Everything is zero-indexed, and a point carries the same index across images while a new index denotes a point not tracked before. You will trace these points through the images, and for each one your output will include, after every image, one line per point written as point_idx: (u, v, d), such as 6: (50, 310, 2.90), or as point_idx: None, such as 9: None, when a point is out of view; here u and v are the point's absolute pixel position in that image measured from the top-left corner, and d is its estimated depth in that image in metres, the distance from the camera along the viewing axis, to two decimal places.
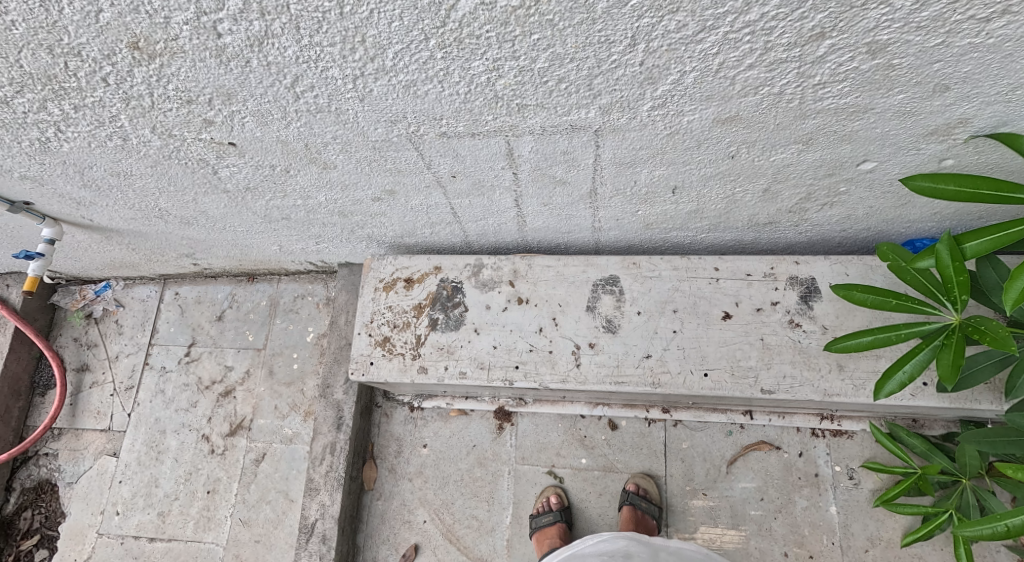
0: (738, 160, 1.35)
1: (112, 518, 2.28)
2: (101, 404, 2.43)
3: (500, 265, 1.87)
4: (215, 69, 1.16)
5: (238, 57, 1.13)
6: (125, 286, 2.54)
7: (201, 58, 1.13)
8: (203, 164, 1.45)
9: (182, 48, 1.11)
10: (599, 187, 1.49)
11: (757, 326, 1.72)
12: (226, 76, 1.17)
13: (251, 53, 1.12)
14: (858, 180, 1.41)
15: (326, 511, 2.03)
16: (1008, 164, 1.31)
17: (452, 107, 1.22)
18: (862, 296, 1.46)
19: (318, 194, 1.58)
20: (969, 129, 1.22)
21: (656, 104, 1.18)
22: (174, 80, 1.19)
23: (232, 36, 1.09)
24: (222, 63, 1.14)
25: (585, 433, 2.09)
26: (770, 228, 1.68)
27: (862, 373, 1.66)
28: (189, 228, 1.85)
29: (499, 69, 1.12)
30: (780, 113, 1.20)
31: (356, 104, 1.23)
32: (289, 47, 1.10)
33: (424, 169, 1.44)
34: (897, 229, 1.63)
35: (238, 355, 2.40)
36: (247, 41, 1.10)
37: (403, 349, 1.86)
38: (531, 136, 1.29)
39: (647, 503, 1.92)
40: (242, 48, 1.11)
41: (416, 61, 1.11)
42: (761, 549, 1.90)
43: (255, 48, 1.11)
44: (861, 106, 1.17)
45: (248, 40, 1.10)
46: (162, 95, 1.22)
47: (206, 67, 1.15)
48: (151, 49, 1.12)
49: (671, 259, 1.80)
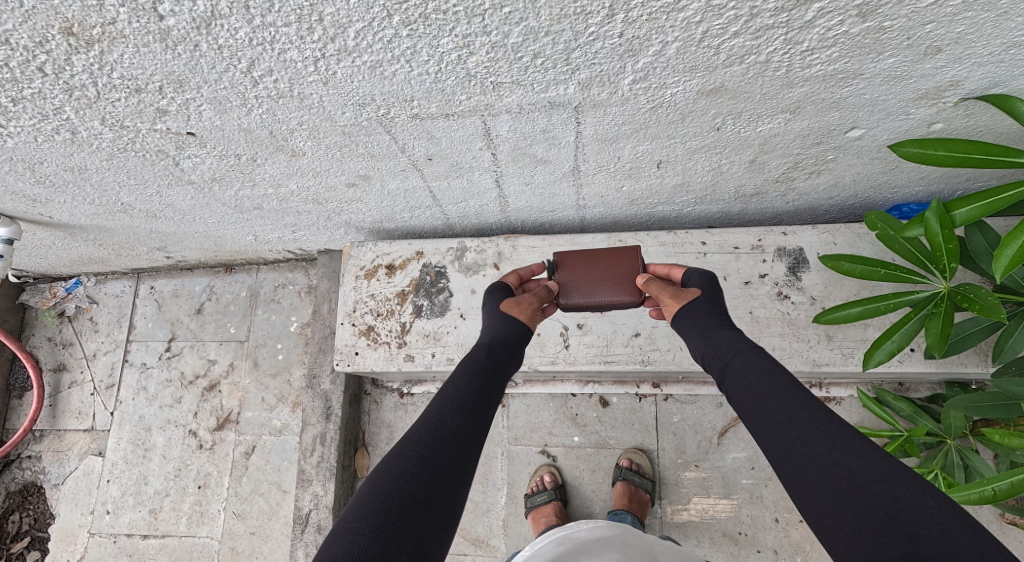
0: (724, 131, 1.31)
1: (102, 517, 2.25)
2: (82, 403, 2.37)
3: (483, 247, 1.82)
4: (161, 54, 1.09)
5: (185, 40, 1.06)
6: (97, 282, 2.46)
7: (144, 43, 1.06)
8: (162, 155, 1.38)
9: (122, 32, 1.04)
10: (581, 164, 1.44)
11: (745, 300, 1.69)
12: (175, 62, 1.10)
13: (199, 35, 1.05)
14: (846, 147, 1.37)
15: (320, 501, 2.01)
16: (997, 126, 1.28)
17: (422, 87, 1.16)
18: (851, 266, 1.43)
19: (290, 182, 1.52)
20: (960, 92, 1.18)
21: (638, 77, 1.13)
22: (119, 67, 1.11)
23: (175, 17, 1.02)
24: (169, 47, 1.07)
25: (576, 411, 2.07)
26: (757, 199, 1.64)
27: (851, 342, 1.64)
28: (156, 222, 1.78)
29: (470, 46, 1.06)
30: (768, 82, 1.15)
31: (319, 87, 1.16)
32: (240, 28, 1.04)
33: (398, 153, 1.38)
34: (885, 194, 1.60)
35: (220, 348, 2.35)
36: (193, 23, 1.03)
37: (388, 337, 1.82)
38: (508, 115, 1.24)
39: (640, 477, 1.91)
40: (188, 30, 1.04)
41: (381, 40, 1.05)
42: (753, 517, 1.90)
43: (202, 30, 1.04)
44: (850, 72, 1.13)
45: (194, 22, 1.03)
46: (107, 85, 1.15)
47: (151, 53, 1.08)
48: (87, 34, 1.05)
49: (657, 234, 1.76)
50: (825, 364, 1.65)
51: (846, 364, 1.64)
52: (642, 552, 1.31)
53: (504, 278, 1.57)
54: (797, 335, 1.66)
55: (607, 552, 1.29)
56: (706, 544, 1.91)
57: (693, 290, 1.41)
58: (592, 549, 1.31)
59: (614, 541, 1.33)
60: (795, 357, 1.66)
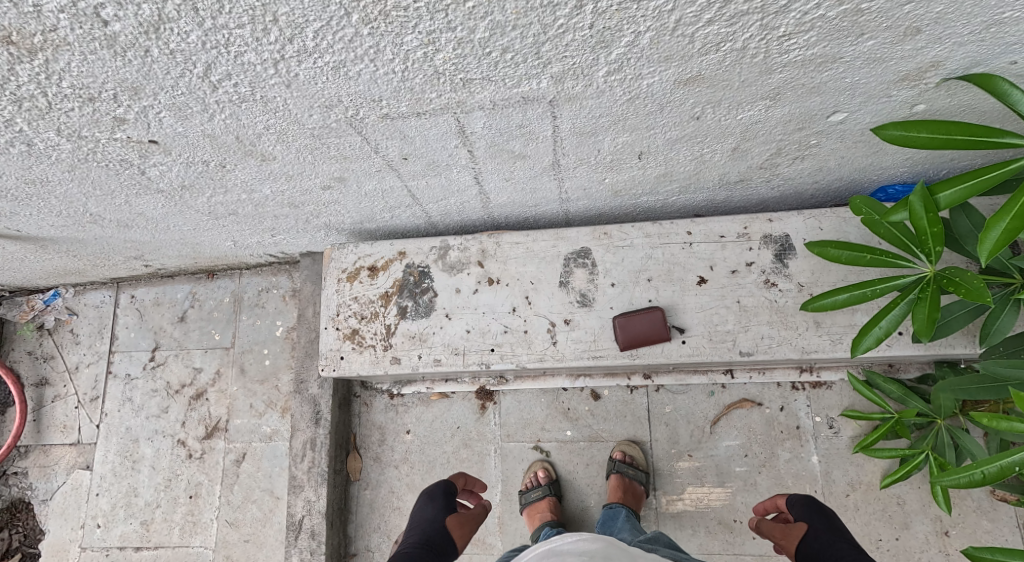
0: (704, 121, 1.28)
1: (94, 531, 2.22)
2: (67, 417, 2.33)
3: (467, 245, 1.79)
4: (110, 61, 1.05)
5: (135, 46, 1.03)
6: (75, 293, 2.41)
7: (91, 50, 1.03)
8: (126, 164, 1.35)
9: (64, 40, 1.01)
10: (561, 158, 1.41)
11: (732, 289, 1.67)
12: (126, 69, 1.08)
13: (149, 40, 1.02)
14: (830, 131, 1.35)
15: (312, 507, 1.98)
16: (981, 105, 1.26)
17: (390, 86, 1.13)
18: (837, 252, 1.41)
19: (263, 186, 1.49)
20: (941, 72, 1.16)
21: (612, 69, 1.10)
22: (69, 76, 1.08)
23: (121, 22, 0.99)
24: (118, 54, 1.04)
25: (568, 406, 2.04)
26: (741, 186, 1.62)
27: (839, 328, 1.63)
28: (129, 231, 1.74)
29: (435, 42, 1.03)
30: (745, 69, 1.12)
31: (282, 90, 1.14)
32: (191, 31, 1.00)
33: (372, 153, 1.35)
34: (871, 177, 1.58)
35: (206, 355, 2.31)
36: (141, 28, 1.00)
37: (373, 340, 1.79)
38: (481, 111, 1.21)
39: (635, 469, 1.90)
40: (136, 35, 1.01)
41: (341, 39, 1.02)
42: (748, 504, 1.89)
43: (151, 34, 1.01)
44: (829, 56, 1.10)
45: (141, 26, 1.00)
46: (58, 94, 1.12)
47: (99, 60, 1.05)
48: (29, 43, 1.01)
49: (642, 225, 1.73)
50: (814, 350, 1.63)
51: (834, 350, 1.62)
52: None
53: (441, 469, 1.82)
54: (785, 322, 1.64)
55: None
56: (702, 533, 1.90)
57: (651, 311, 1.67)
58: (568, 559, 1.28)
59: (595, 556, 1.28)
60: (784, 344, 1.64)
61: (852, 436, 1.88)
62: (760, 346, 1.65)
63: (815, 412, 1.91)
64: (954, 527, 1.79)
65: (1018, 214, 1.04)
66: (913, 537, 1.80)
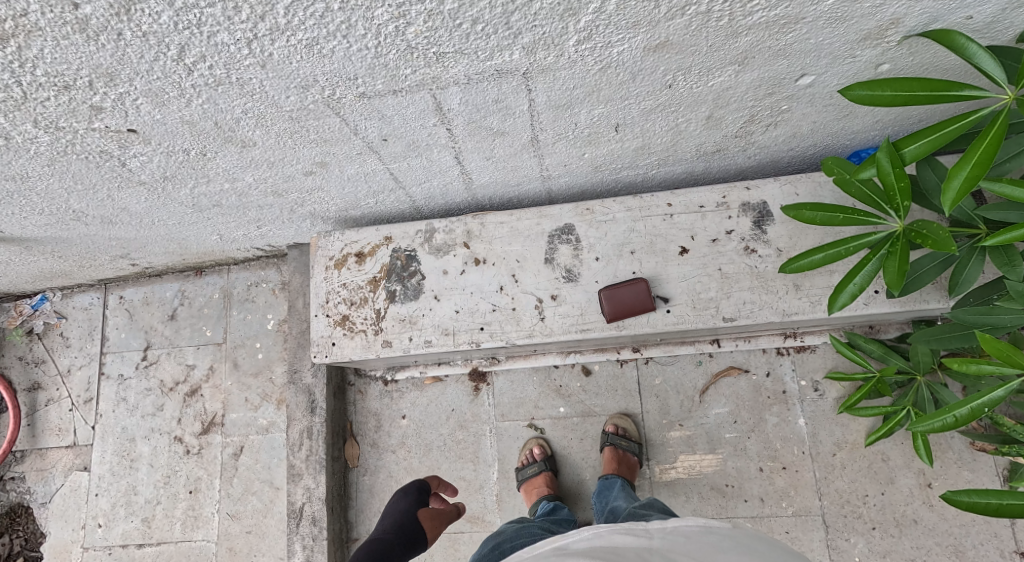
0: (676, 89, 1.32)
1: (95, 531, 2.23)
2: (61, 420, 2.34)
3: (452, 227, 1.82)
4: (84, 46, 1.07)
5: (107, 29, 1.05)
6: (63, 296, 2.42)
7: (64, 35, 1.04)
8: (107, 156, 1.36)
9: (36, 25, 1.02)
10: (539, 133, 1.44)
11: (713, 258, 1.71)
12: (100, 54, 1.09)
13: (121, 23, 1.04)
14: (800, 95, 1.38)
15: (312, 494, 1.99)
16: (942, 62, 1.30)
17: (364, 63, 1.16)
18: (812, 215, 1.44)
19: (245, 175, 1.51)
20: (901, 30, 1.20)
21: (582, 37, 1.14)
22: (43, 64, 1.09)
23: (91, 5, 1.00)
24: (91, 38, 1.06)
25: (560, 383, 2.07)
26: (718, 156, 1.65)
27: (818, 290, 1.67)
28: (113, 228, 1.75)
29: (406, 16, 1.06)
30: (711, 33, 1.16)
31: (258, 71, 1.16)
32: (162, 11, 1.02)
33: (352, 135, 1.38)
34: (843, 141, 1.62)
35: (199, 352, 2.32)
36: (112, 10, 1.01)
37: (364, 325, 1.81)
38: (457, 86, 1.24)
39: (627, 441, 1.93)
40: (107, 18, 1.03)
41: (312, 16, 1.05)
42: (739, 469, 1.94)
43: (123, 17, 1.03)
44: (792, 17, 1.14)
45: (112, 8, 1.01)
46: (33, 83, 1.13)
47: (72, 45, 1.07)
48: (1, 30, 1.02)
49: (624, 200, 1.76)
50: (795, 313, 1.67)
51: (814, 311, 1.66)
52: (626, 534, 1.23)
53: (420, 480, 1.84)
54: (766, 287, 1.68)
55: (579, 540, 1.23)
56: (695, 499, 1.94)
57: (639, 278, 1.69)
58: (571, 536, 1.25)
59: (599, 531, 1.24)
60: (766, 308, 1.68)
61: (837, 397, 1.92)
62: (743, 311, 1.68)
63: (800, 376, 1.96)
64: (937, 479, 1.84)
65: (978, 162, 1.07)
66: (898, 491, 1.86)
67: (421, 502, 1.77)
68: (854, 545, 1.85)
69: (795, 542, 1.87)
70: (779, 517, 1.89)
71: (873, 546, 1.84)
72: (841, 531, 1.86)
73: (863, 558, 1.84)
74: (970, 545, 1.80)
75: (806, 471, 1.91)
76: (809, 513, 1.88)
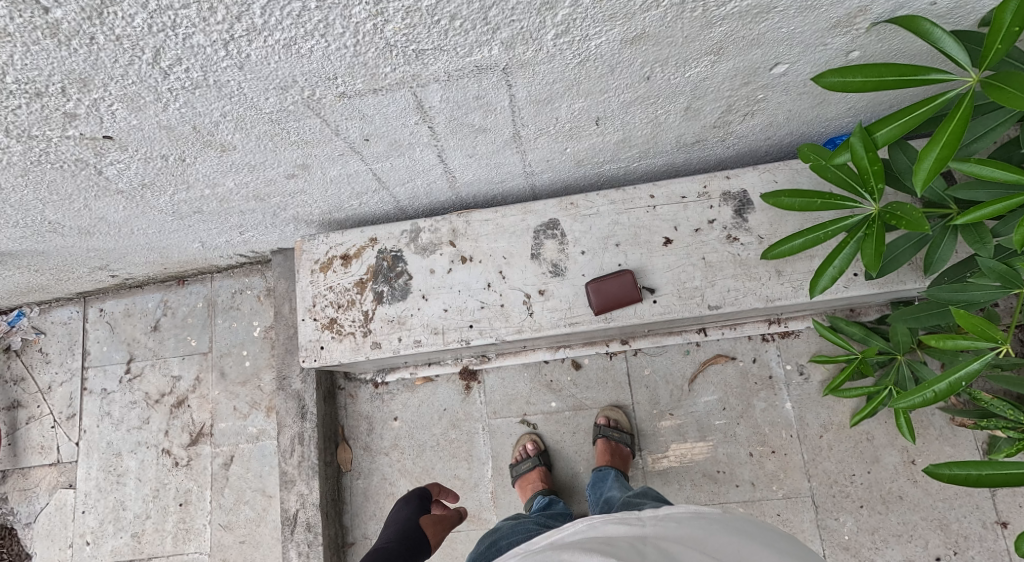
0: (654, 81, 1.33)
1: (83, 549, 2.20)
2: (44, 438, 2.31)
3: (437, 226, 1.82)
4: (55, 51, 1.06)
5: (79, 34, 1.04)
6: (40, 312, 2.38)
7: (34, 40, 1.03)
8: (82, 164, 1.35)
9: (6, 30, 1.01)
10: (521, 128, 1.45)
11: (697, 247, 1.72)
12: (72, 59, 1.08)
13: (93, 27, 1.03)
14: (774, 85, 1.41)
15: (306, 500, 1.98)
16: (910, 47, 1.34)
17: (343, 62, 1.16)
18: (789, 201, 1.44)
19: (225, 180, 1.51)
20: (870, 17, 1.22)
21: (560, 31, 1.15)
22: (13, 70, 1.08)
23: (62, 9, 0.99)
24: (63, 43, 1.05)
25: (551, 378, 2.08)
26: (698, 147, 1.67)
27: (800, 275, 1.70)
28: (91, 238, 1.73)
29: (384, 13, 1.06)
30: (686, 24, 1.17)
31: (236, 72, 1.16)
32: (136, 13, 1.02)
33: (334, 136, 1.38)
34: (819, 127, 1.64)
35: (184, 362, 2.29)
36: (83, 13, 1.00)
37: (352, 328, 1.81)
38: (438, 84, 1.25)
39: (619, 432, 1.95)
40: (79, 22, 1.02)
41: (289, 15, 1.05)
42: (729, 455, 1.96)
43: (95, 20, 1.02)
44: (763, 7, 1.16)
45: (84, 12, 1.00)
46: (4, 90, 1.12)
47: (43, 51, 1.05)
48: None
49: (607, 193, 1.77)
50: (777, 298, 1.69)
51: (796, 296, 1.69)
52: (620, 523, 1.24)
53: (422, 486, 1.85)
54: (748, 274, 1.70)
55: (574, 534, 1.23)
56: (688, 487, 1.96)
57: (625, 272, 1.69)
58: (567, 529, 1.25)
59: (591, 523, 1.25)
60: (750, 295, 1.70)
61: (822, 380, 1.96)
62: (728, 298, 1.71)
63: (786, 360, 1.99)
64: (920, 455, 1.88)
65: (947, 143, 1.08)
66: (883, 469, 1.90)
67: (423, 507, 1.77)
68: (843, 524, 1.88)
69: (787, 523, 1.90)
70: (770, 500, 1.92)
71: (862, 524, 1.88)
72: (830, 511, 1.89)
73: (853, 536, 1.87)
74: (954, 518, 1.84)
75: (794, 454, 1.94)
76: (799, 495, 1.91)
